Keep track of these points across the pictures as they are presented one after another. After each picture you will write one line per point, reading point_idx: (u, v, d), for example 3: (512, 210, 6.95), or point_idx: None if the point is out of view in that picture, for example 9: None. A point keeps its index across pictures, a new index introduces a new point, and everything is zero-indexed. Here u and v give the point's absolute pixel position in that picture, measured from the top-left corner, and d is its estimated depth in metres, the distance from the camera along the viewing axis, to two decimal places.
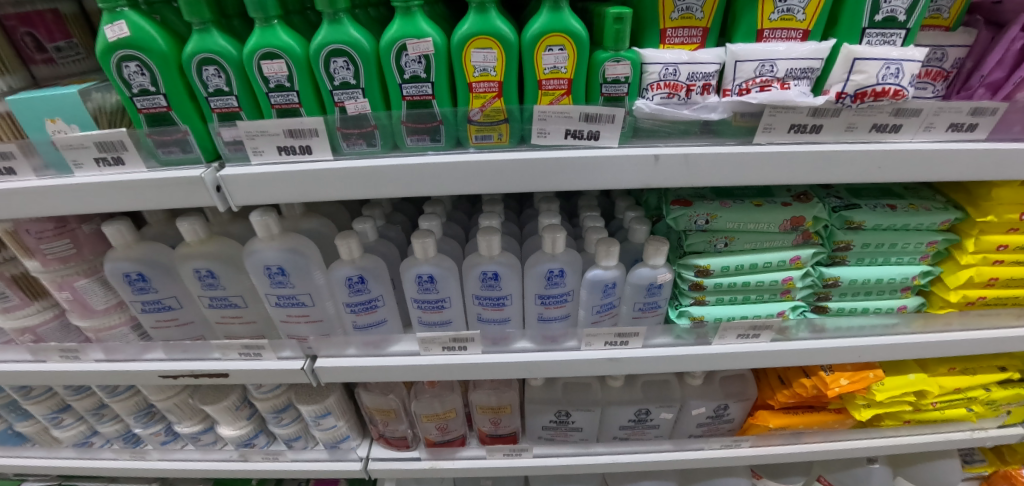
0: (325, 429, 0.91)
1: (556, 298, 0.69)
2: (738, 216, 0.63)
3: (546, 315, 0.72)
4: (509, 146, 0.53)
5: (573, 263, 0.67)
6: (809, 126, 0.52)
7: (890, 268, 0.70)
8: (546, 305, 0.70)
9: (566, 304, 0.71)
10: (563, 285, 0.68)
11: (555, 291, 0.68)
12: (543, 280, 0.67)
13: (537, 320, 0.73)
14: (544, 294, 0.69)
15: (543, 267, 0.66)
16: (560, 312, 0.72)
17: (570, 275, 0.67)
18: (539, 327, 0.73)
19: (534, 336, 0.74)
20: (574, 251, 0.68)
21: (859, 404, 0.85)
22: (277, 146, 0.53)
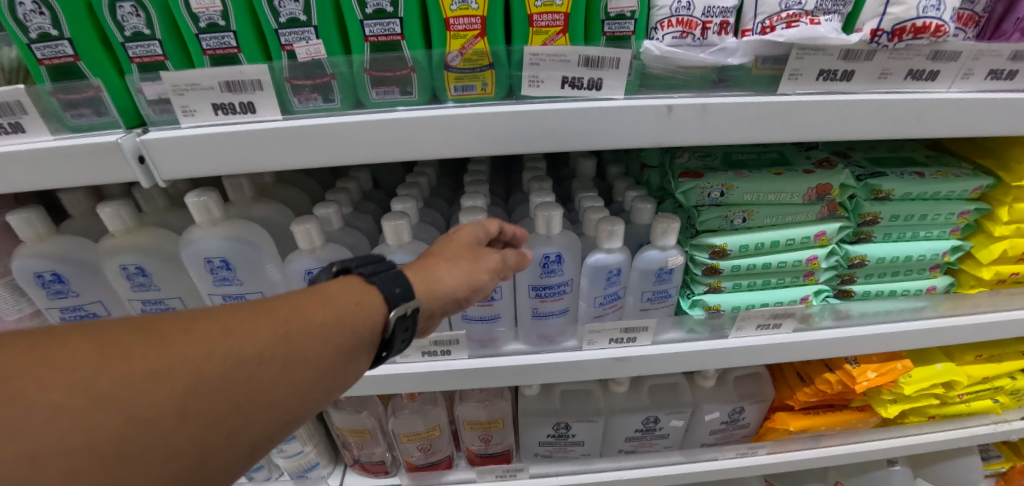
0: (289, 457, 0.79)
1: (553, 288, 0.60)
2: (757, 187, 0.56)
3: (541, 310, 0.62)
4: (495, 99, 0.44)
5: (572, 247, 0.58)
6: (839, 72, 0.46)
7: (919, 244, 0.64)
8: (542, 298, 0.61)
9: (564, 297, 0.61)
10: (561, 272, 0.59)
11: (552, 281, 0.59)
12: (538, 268, 0.58)
13: (530, 318, 0.63)
14: (538, 284, 0.59)
15: (537, 251, 0.57)
16: (557, 306, 0.62)
17: (568, 260, 0.58)
18: (534, 325, 0.64)
19: (529, 335, 0.65)
20: (571, 232, 0.59)
21: (886, 400, 0.77)
22: (212, 103, 0.43)
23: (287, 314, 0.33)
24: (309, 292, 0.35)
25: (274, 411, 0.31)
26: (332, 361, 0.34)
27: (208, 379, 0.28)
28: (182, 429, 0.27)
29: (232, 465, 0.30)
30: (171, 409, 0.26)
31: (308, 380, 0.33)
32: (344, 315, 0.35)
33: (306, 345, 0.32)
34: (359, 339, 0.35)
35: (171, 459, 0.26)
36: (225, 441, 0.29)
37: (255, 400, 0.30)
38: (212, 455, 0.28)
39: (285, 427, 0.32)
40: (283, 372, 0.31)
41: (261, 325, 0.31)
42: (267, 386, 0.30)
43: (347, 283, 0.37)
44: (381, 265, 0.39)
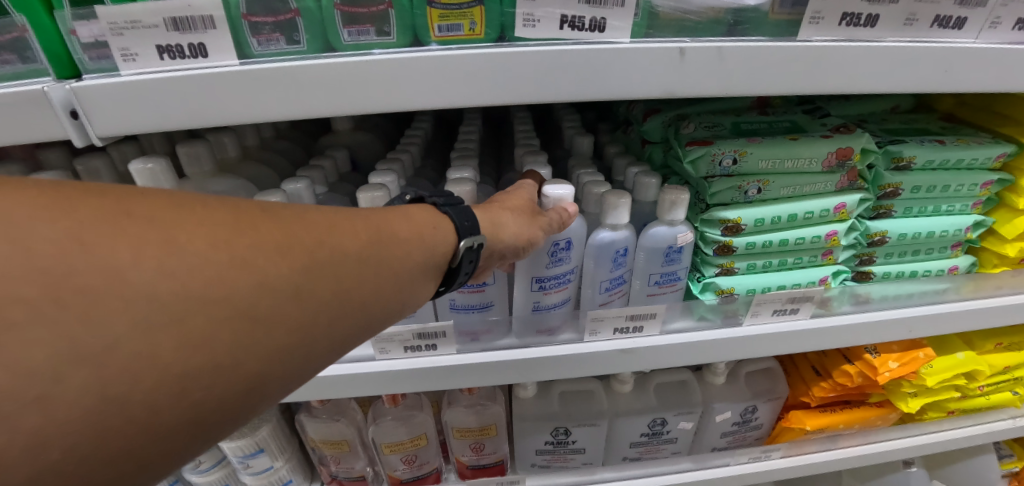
0: (257, 474, 0.70)
1: (559, 280, 0.54)
2: (775, 152, 0.51)
3: (542, 304, 0.56)
4: (485, 42, 0.39)
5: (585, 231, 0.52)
6: (863, 17, 0.42)
7: (940, 219, 0.60)
8: (545, 290, 0.55)
9: (569, 286, 0.56)
10: (569, 261, 0.53)
11: (560, 271, 0.53)
12: (547, 257, 0.51)
13: (525, 311, 0.57)
14: (544, 276, 0.53)
15: (548, 239, 0.50)
16: (561, 298, 0.56)
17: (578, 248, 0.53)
18: (530, 318, 0.57)
19: (523, 328, 0.59)
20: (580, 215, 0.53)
21: (907, 393, 0.72)
22: (156, 45, 0.37)
23: (386, 222, 0.34)
24: (403, 210, 0.37)
25: (366, 311, 0.32)
26: (423, 272, 0.36)
27: (325, 264, 0.29)
28: (302, 304, 0.27)
29: (326, 355, 0.30)
30: (295, 283, 0.27)
31: (395, 290, 0.34)
32: (435, 234, 0.36)
33: (404, 253, 0.34)
34: (442, 258, 0.37)
35: (283, 336, 0.27)
36: (329, 327, 0.30)
37: (357, 293, 0.31)
38: (315, 340, 0.29)
39: (372, 328, 0.34)
40: (383, 273, 0.32)
41: (366, 228, 0.32)
42: (369, 284, 0.32)
43: (430, 207, 0.39)
44: (454, 202, 0.39)
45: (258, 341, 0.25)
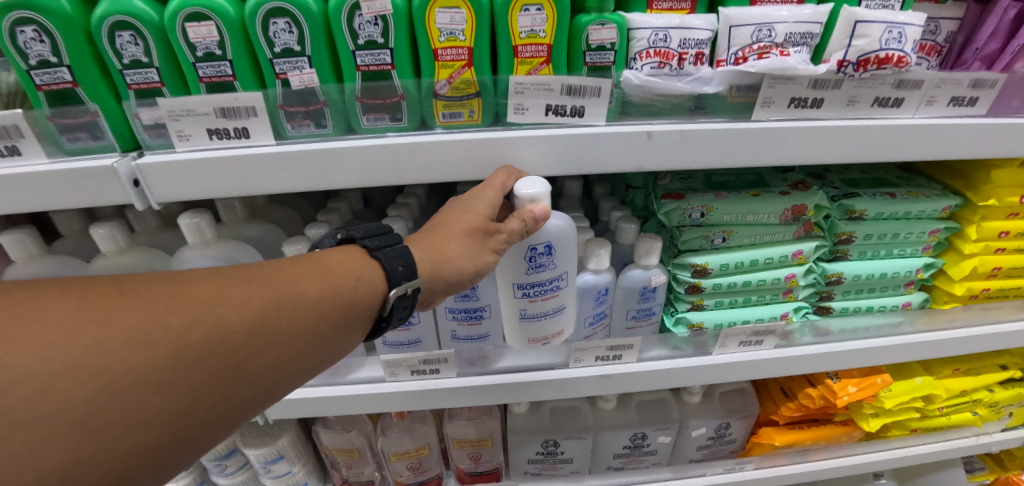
0: (277, 477, 0.78)
1: (543, 287, 0.52)
2: (735, 208, 0.58)
3: (529, 314, 0.54)
4: (482, 125, 0.46)
5: (565, 233, 0.51)
6: (809, 100, 0.49)
7: (893, 261, 0.66)
8: (530, 298, 0.53)
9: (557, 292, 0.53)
10: (552, 265, 0.51)
11: (543, 277, 0.52)
12: (525, 262, 0.50)
13: (516, 322, 0.55)
14: (526, 282, 0.52)
15: (524, 243, 0.49)
16: (550, 308, 0.54)
17: (559, 251, 0.51)
18: (523, 329, 0.56)
19: (519, 340, 0.57)
20: (564, 218, 0.51)
21: (867, 413, 0.79)
22: (207, 129, 0.44)
23: (285, 287, 0.36)
24: (318, 264, 0.39)
25: (271, 369, 0.35)
26: (324, 332, 0.38)
27: (199, 349, 0.31)
28: (175, 391, 0.30)
29: (218, 425, 0.34)
30: (162, 375, 0.30)
31: (302, 346, 0.37)
32: (343, 292, 0.38)
33: (297, 319, 0.36)
34: (351, 314, 0.39)
35: (155, 424, 0.30)
36: (213, 403, 0.32)
37: (256, 356, 0.34)
38: (196, 419, 0.32)
39: (274, 390, 0.37)
40: (285, 331, 0.35)
41: (256, 301, 0.34)
42: (257, 357, 0.34)
43: (350, 256, 0.41)
44: (389, 238, 0.43)
45: (121, 436, 0.28)
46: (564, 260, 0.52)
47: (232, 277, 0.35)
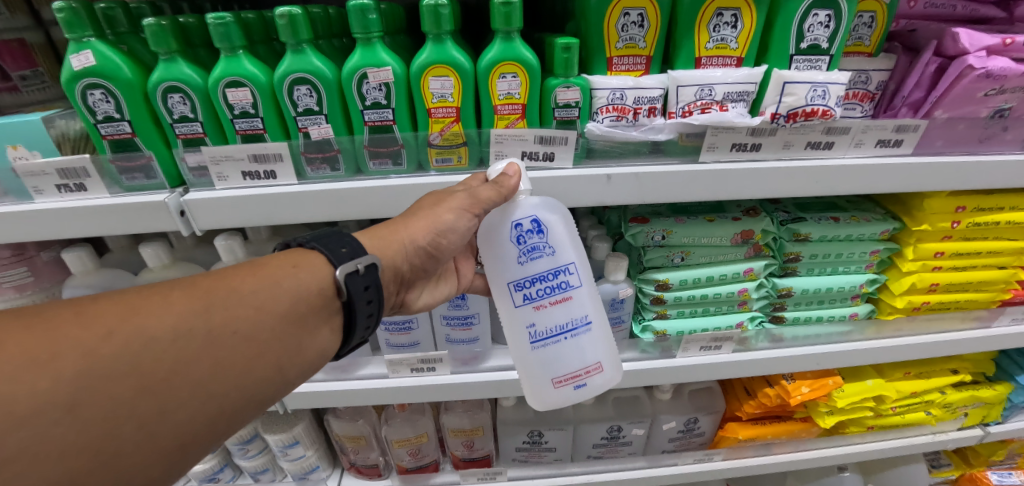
0: (293, 460, 0.88)
1: (540, 281, 0.51)
2: (692, 232, 0.66)
3: (540, 330, 0.52)
4: (468, 168, 0.56)
5: (551, 213, 0.51)
6: (749, 144, 0.57)
7: (838, 277, 0.74)
8: (534, 303, 0.51)
9: (561, 285, 0.51)
10: (546, 253, 0.51)
11: (537, 268, 0.50)
12: (512, 243, 0.50)
13: (529, 346, 0.52)
14: (521, 276, 0.51)
15: (507, 222, 0.50)
16: (562, 320, 0.52)
17: (549, 233, 0.51)
18: (540, 355, 0.52)
19: (541, 380, 0.54)
20: (551, 199, 0.52)
21: (823, 411, 0.87)
22: (242, 171, 0.54)
23: (212, 292, 0.38)
24: (257, 268, 0.42)
25: (235, 372, 0.38)
26: (264, 331, 0.40)
27: (115, 364, 0.32)
28: (94, 410, 0.31)
29: (184, 430, 0.35)
30: (74, 395, 0.31)
31: (263, 347, 0.40)
32: (280, 287, 0.41)
33: (228, 322, 0.38)
34: (293, 308, 0.41)
35: (76, 450, 0.30)
36: (145, 421, 0.33)
37: (218, 359, 0.37)
38: (125, 440, 0.33)
39: (220, 404, 0.37)
40: (245, 333, 0.38)
41: (178, 308, 0.36)
42: (186, 368, 0.35)
43: (300, 251, 0.45)
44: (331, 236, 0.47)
45: (83, 436, 0.31)
46: (557, 248, 0.51)
47: (153, 292, 0.37)
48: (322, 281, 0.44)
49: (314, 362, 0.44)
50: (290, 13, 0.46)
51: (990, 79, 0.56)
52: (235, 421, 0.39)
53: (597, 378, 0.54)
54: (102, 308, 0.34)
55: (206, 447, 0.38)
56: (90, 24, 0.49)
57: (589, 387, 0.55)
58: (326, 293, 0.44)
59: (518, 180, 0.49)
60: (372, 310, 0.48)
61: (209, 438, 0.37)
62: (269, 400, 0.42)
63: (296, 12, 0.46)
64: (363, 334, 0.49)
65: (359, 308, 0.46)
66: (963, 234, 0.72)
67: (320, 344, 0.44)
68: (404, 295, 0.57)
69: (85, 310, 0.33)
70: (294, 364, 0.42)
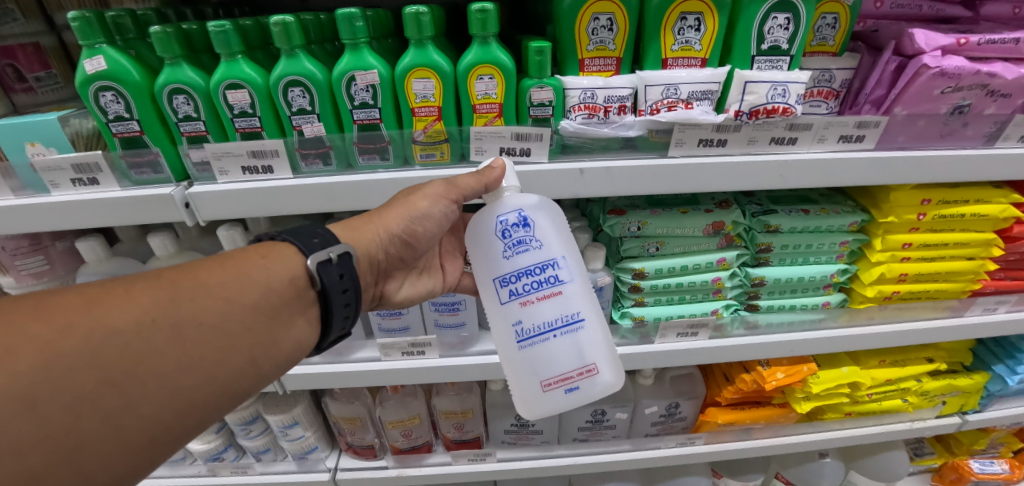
0: (293, 440, 0.94)
1: (526, 275, 0.50)
2: (666, 223, 0.71)
3: (527, 328, 0.51)
4: (451, 163, 0.60)
5: (537, 209, 0.52)
6: (715, 140, 0.60)
7: (809, 267, 0.78)
8: (520, 299, 0.51)
9: (549, 281, 0.50)
10: (531, 247, 0.51)
11: (522, 262, 0.51)
12: (497, 238, 0.52)
13: (517, 344, 0.51)
14: (507, 270, 0.51)
15: (492, 217, 0.52)
16: (550, 318, 0.50)
17: (534, 227, 0.51)
18: (529, 354, 0.51)
19: (531, 382, 0.52)
20: (543, 198, 0.54)
21: (799, 397, 0.91)
22: (241, 166, 0.58)
23: (178, 284, 0.40)
24: (224, 262, 0.45)
25: (207, 364, 0.40)
26: (232, 323, 0.42)
27: (77, 358, 0.34)
28: (56, 402, 0.33)
29: (153, 421, 0.37)
30: (34, 389, 0.32)
31: (235, 338, 0.42)
32: (247, 279, 0.44)
33: (195, 314, 0.40)
34: (262, 299, 0.44)
35: (37, 443, 0.32)
36: (110, 413, 0.35)
37: (189, 350, 0.39)
38: (92, 430, 0.34)
39: (189, 396, 0.39)
40: (217, 325, 0.41)
41: (142, 301, 0.38)
42: (152, 360, 0.37)
43: (274, 245, 0.49)
44: (307, 232, 0.51)
45: (52, 425, 0.32)
46: (542, 242, 0.51)
47: (115, 287, 0.38)
48: (291, 271, 0.47)
49: (285, 353, 0.47)
50: (283, 22, 0.50)
51: (945, 77, 0.59)
52: (204, 413, 0.41)
53: (593, 383, 0.51)
54: (63, 303, 0.35)
55: (174, 440, 0.40)
56: (101, 32, 0.54)
57: (585, 393, 0.52)
58: (298, 282, 0.48)
59: (504, 176, 0.52)
60: (348, 300, 0.52)
61: (178, 431, 0.39)
62: (239, 393, 0.44)
63: (289, 20, 0.50)
64: (340, 327, 0.54)
65: (336, 296, 0.49)
66: (929, 226, 0.75)
67: (291, 335, 0.47)
68: (383, 286, 0.63)
69: (44, 306, 0.35)
70: (264, 356, 0.45)
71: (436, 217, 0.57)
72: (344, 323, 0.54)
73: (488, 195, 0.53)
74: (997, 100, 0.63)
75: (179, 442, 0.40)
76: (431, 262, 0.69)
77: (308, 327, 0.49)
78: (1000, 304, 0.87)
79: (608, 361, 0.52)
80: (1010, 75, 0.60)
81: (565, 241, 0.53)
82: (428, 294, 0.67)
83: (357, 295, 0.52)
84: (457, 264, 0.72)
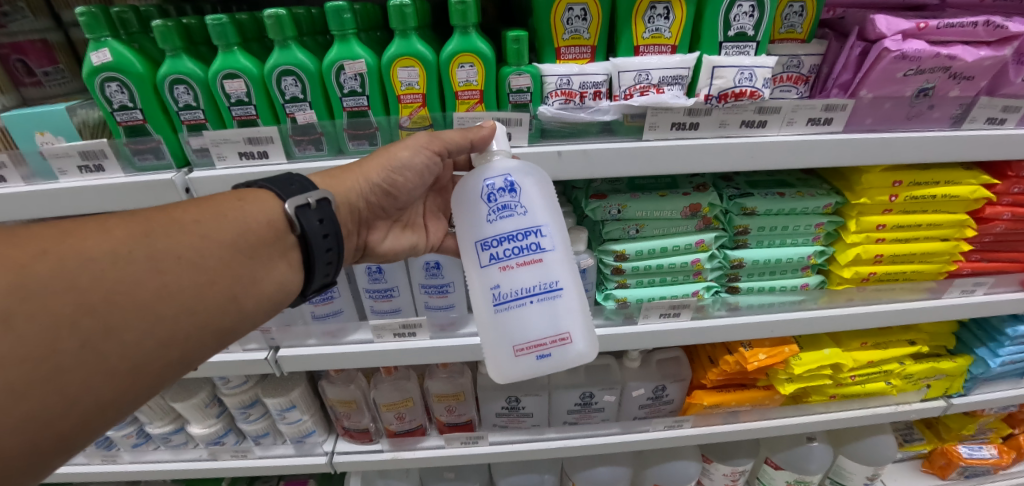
0: (291, 423, 0.97)
1: (507, 240, 0.54)
2: (645, 206, 0.74)
3: (503, 292, 0.54)
4: None
5: (524, 175, 0.55)
6: (687, 123, 0.63)
7: (787, 249, 0.80)
8: (500, 263, 0.54)
9: (527, 249, 0.54)
10: (514, 212, 0.54)
11: (505, 227, 0.54)
12: (483, 201, 0.55)
13: (494, 307, 0.55)
14: (489, 234, 0.54)
15: (479, 180, 0.55)
16: (526, 284, 0.54)
17: (520, 194, 0.55)
18: (504, 318, 0.54)
19: (505, 346, 0.55)
20: (529, 164, 0.57)
21: (782, 379, 0.93)
22: (238, 152, 0.62)
23: (152, 221, 0.44)
24: (200, 205, 0.48)
25: (186, 298, 0.43)
26: (209, 259, 0.45)
27: (54, 282, 0.36)
28: (34, 322, 0.35)
29: (133, 350, 0.40)
30: (13, 309, 0.34)
31: (214, 275, 0.46)
32: (224, 218, 0.48)
33: (171, 248, 0.43)
34: (240, 238, 0.48)
35: (18, 360, 0.33)
36: (90, 337, 0.37)
37: (168, 282, 0.42)
38: (71, 354, 0.36)
39: (170, 328, 0.42)
40: (192, 262, 0.44)
41: (117, 233, 0.41)
42: (131, 286, 0.39)
43: (251, 191, 0.53)
44: (286, 179, 0.54)
45: (32, 346, 0.34)
46: (526, 210, 0.54)
47: (88, 222, 0.41)
48: (268, 213, 0.51)
49: (265, 294, 0.51)
50: (277, 14, 0.54)
51: (906, 60, 0.62)
52: (185, 346, 0.44)
53: (565, 351, 0.55)
54: (35, 233, 0.38)
55: (155, 373, 0.42)
56: (106, 26, 0.58)
57: (555, 360, 0.55)
58: (277, 225, 0.52)
59: (494, 137, 0.55)
60: (329, 245, 0.56)
61: (159, 362, 0.42)
62: (218, 331, 0.47)
63: (281, 13, 0.54)
64: (323, 275, 0.59)
65: (315, 240, 0.54)
66: (902, 207, 0.77)
67: (271, 275, 0.52)
68: (367, 237, 0.68)
69: (15, 234, 0.37)
70: (245, 294, 0.49)
71: (417, 169, 0.61)
72: (326, 270, 0.59)
73: (476, 153, 0.57)
74: (960, 83, 0.66)
75: (160, 376, 0.43)
76: (414, 220, 0.74)
77: (288, 270, 0.54)
78: (978, 286, 0.89)
79: (581, 334, 0.56)
80: (970, 58, 0.63)
81: (549, 210, 0.56)
82: (410, 248, 0.71)
83: (338, 241, 0.57)
84: (442, 225, 0.76)
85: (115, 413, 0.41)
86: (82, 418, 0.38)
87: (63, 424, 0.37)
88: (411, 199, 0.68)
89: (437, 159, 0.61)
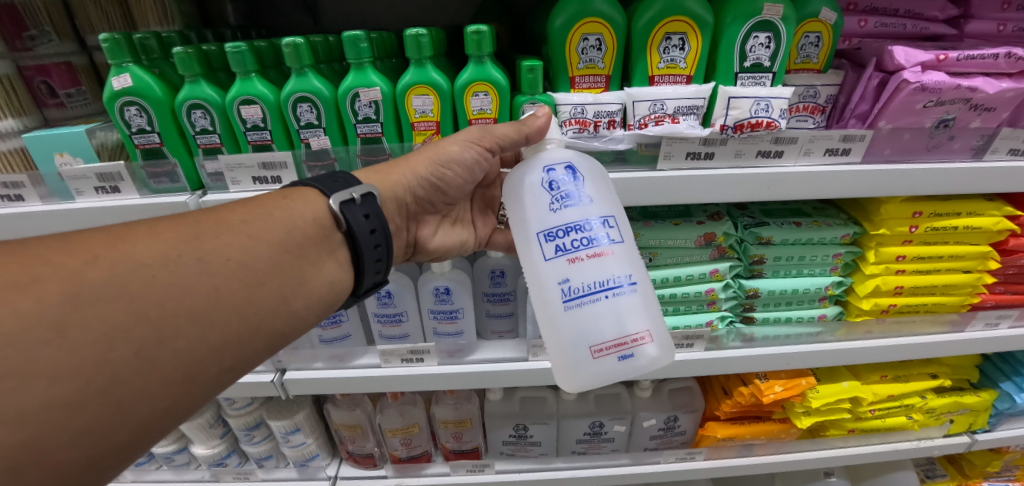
0: (294, 447, 0.95)
1: (573, 230, 0.49)
2: (658, 234, 0.73)
3: (574, 287, 0.48)
4: None
5: (582, 163, 0.53)
6: (703, 153, 0.62)
7: (803, 279, 0.79)
8: (567, 256, 0.49)
9: (598, 237, 0.49)
10: (579, 200, 0.50)
11: (570, 216, 0.50)
12: (544, 190, 0.51)
13: (563, 304, 0.49)
14: (553, 224, 0.50)
15: (538, 169, 0.52)
16: (600, 276, 0.48)
17: (582, 182, 0.51)
18: (577, 316, 0.48)
19: (578, 347, 0.49)
20: (582, 156, 0.54)
21: (799, 412, 0.90)
22: (252, 176, 0.62)
23: (201, 223, 0.43)
24: (247, 204, 0.48)
25: (236, 303, 0.42)
26: (259, 257, 0.45)
27: (104, 288, 0.35)
28: (86, 331, 0.34)
29: (187, 357, 0.38)
30: (62, 317, 0.33)
31: (264, 277, 0.45)
32: (270, 216, 0.47)
33: (220, 249, 0.42)
34: (286, 237, 0.48)
35: (69, 372, 0.32)
36: (144, 346, 0.36)
37: (219, 285, 0.41)
38: (126, 365, 0.35)
39: (222, 334, 0.41)
40: (240, 265, 0.43)
41: (165, 237, 0.40)
42: (181, 291, 0.38)
43: (296, 189, 0.52)
44: (331, 177, 0.54)
45: (84, 355, 0.33)
46: (590, 198, 0.51)
47: (138, 227, 0.41)
48: (315, 211, 0.51)
49: (316, 294, 0.50)
50: (294, 43, 0.54)
51: (925, 91, 0.61)
52: (238, 353, 0.43)
53: (648, 351, 0.49)
54: (88, 240, 0.38)
55: (209, 381, 0.41)
56: (128, 51, 0.59)
57: (639, 363, 0.49)
58: (323, 222, 0.51)
59: (546, 127, 0.53)
60: (378, 241, 0.55)
61: (213, 369, 0.41)
62: (271, 335, 0.46)
63: (299, 42, 0.55)
64: (372, 274, 0.57)
65: (362, 235, 0.53)
66: (922, 238, 0.76)
67: (321, 275, 0.50)
68: (416, 232, 0.67)
69: (67, 243, 0.37)
70: (296, 296, 0.48)
71: (465, 163, 0.59)
72: (377, 267, 0.57)
73: (529, 147, 0.55)
74: (982, 114, 0.65)
75: (213, 383, 0.42)
76: (463, 215, 0.73)
77: (337, 268, 0.53)
78: (1002, 319, 0.87)
79: (660, 333, 0.50)
80: (992, 89, 0.62)
81: (610, 201, 0.53)
82: (460, 245, 0.71)
83: (386, 237, 0.55)
84: (490, 221, 0.75)
85: (170, 423, 0.40)
86: (137, 429, 0.37)
87: (119, 436, 0.36)
88: (459, 195, 0.66)
89: (488, 156, 0.58)
